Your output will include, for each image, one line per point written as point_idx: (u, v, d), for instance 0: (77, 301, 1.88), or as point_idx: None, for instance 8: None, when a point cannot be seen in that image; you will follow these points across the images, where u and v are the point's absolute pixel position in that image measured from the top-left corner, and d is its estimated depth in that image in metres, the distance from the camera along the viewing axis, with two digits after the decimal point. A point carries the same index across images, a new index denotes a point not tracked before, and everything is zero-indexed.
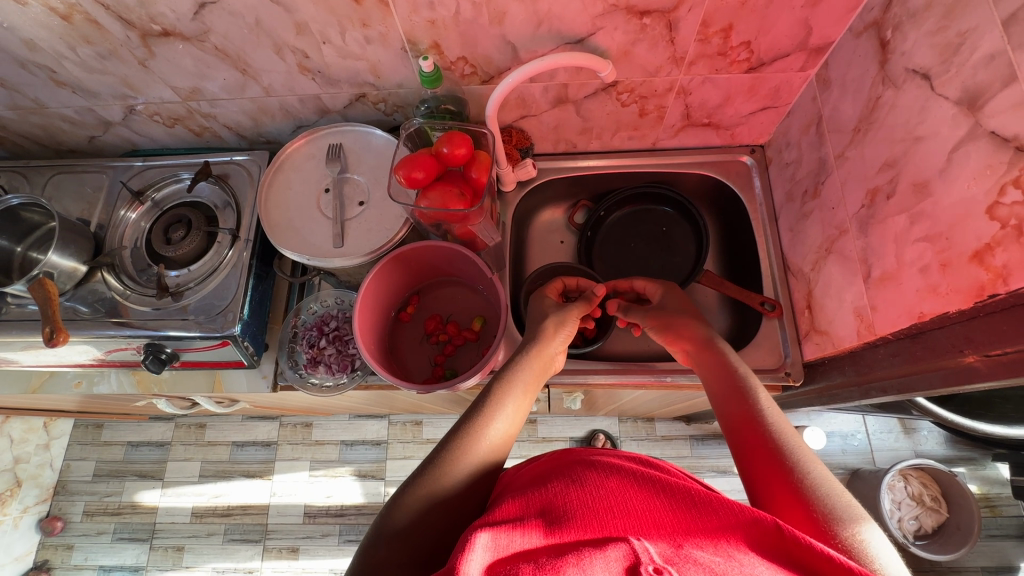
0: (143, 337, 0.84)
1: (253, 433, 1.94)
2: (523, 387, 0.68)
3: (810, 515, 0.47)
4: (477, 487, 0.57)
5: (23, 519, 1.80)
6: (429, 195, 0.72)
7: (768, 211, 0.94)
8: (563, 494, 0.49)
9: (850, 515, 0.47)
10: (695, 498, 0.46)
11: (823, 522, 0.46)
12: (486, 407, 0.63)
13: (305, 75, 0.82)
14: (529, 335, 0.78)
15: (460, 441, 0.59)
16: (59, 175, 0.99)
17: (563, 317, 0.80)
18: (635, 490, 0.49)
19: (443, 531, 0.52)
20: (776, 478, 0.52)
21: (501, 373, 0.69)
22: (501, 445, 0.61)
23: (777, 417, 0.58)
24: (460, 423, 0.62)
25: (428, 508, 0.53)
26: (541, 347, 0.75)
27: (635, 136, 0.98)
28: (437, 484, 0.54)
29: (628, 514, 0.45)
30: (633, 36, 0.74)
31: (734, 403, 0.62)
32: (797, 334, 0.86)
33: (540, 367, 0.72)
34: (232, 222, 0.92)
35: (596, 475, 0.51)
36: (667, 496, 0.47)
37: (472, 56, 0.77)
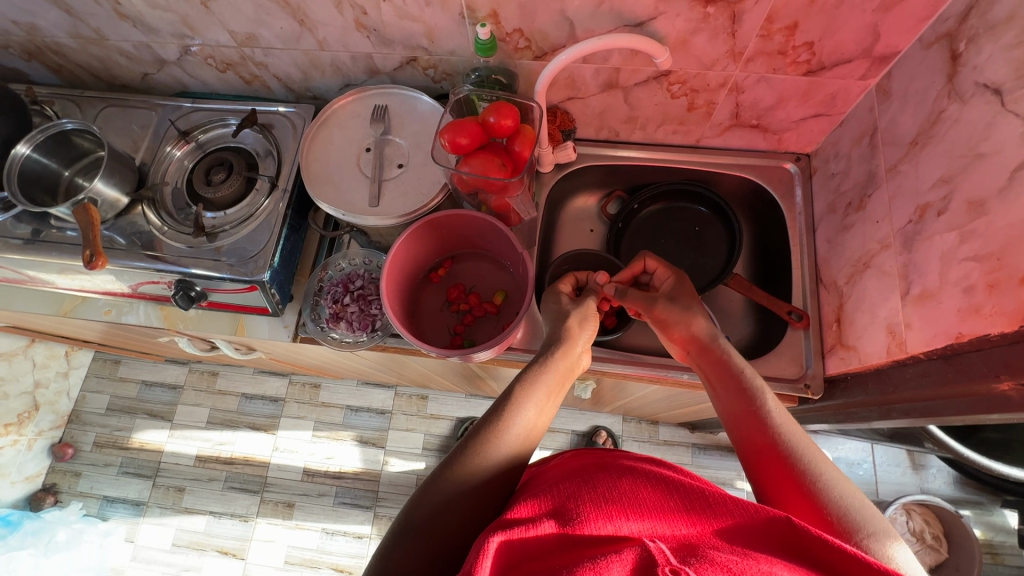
0: (174, 273, 0.86)
1: (262, 387, 1.98)
2: (549, 390, 0.67)
3: (828, 520, 0.48)
4: (497, 485, 0.57)
5: (37, 442, 1.86)
6: (471, 161, 0.73)
7: (807, 221, 0.92)
8: (575, 493, 0.49)
9: (866, 523, 0.48)
10: (710, 498, 0.46)
11: (842, 528, 0.47)
12: (510, 404, 0.62)
13: (360, 32, 0.83)
14: (550, 334, 0.75)
15: (481, 439, 0.59)
16: (111, 109, 1.02)
17: (582, 314, 0.78)
18: (648, 489, 0.48)
19: (467, 525, 0.53)
20: (789, 486, 0.52)
21: (524, 373, 0.68)
22: (523, 442, 0.61)
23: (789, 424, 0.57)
24: (483, 419, 0.61)
25: (449, 505, 0.54)
26: (569, 348, 0.73)
27: (680, 131, 0.97)
28: (461, 483, 0.55)
29: (641, 515, 0.45)
30: (694, 25, 0.72)
31: (738, 417, 0.61)
32: (821, 347, 0.84)
33: (563, 368, 0.70)
34: (272, 171, 0.93)
35: (608, 476, 0.51)
36: (681, 497, 0.47)
37: (529, 29, 0.77)
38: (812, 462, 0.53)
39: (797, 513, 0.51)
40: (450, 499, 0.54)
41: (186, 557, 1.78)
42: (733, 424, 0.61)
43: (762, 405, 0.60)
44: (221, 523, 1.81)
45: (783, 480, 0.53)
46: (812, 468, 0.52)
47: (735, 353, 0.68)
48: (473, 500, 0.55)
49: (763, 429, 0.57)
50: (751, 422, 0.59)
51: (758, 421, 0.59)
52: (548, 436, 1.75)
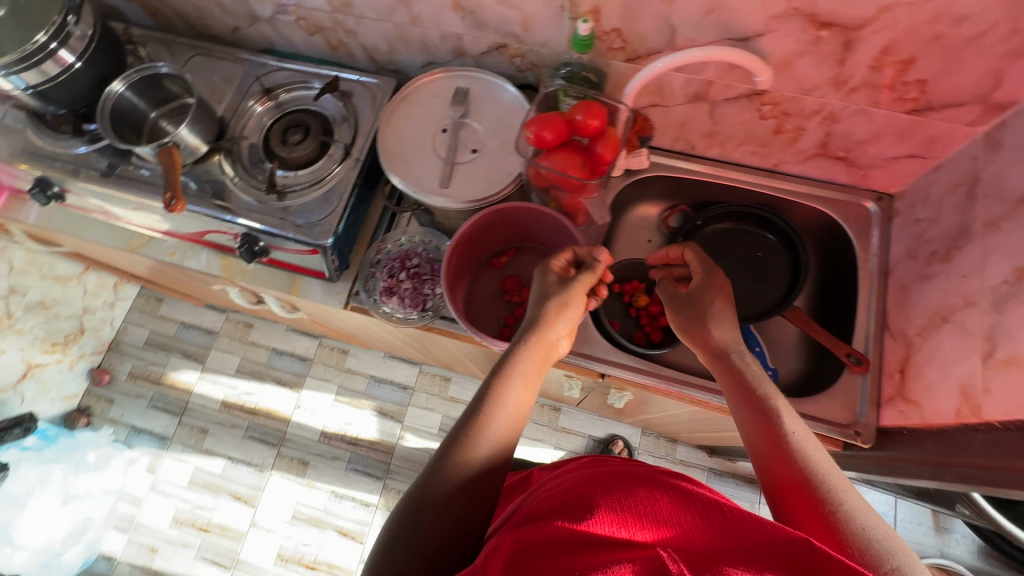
0: (242, 226, 0.89)
1: (293, 344, 2.03)
2: (523, 379, 0.65)
3: (836, 533, 0.48)
4: (478, 489, 0.56)
5: (78, 364, 1.93)
6: (552, 157, 0.73)
7: (880, 263, 0.88)
8: (590, 495, 0.50)
9: (875, 530, 0.47)
10: (729, 515, 0.45)
11: (848, 538, 0.47)
12: (483, 403, 0.61)
13: (456, 12, 0.82)
14: (528, 318, 0.71)
15: (458, 442, 0.58)
16: (199, 57, 1.04)
17: (563, 298, 0.70)
18: (666, 500, 0.48)
19: (465, 519, 0.54)
20: (805, 505, 0.51)
21: (500, 364, 0.66)
22: (503, 437, 0.60)
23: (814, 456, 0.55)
24: (461, 421, 0.60)
25: (439, 509, 0.54)
26: (542, 334, 0.69)
27: (759, 153, 0.94)
28: (439, 491, 0.54)
29: (656, 525, 0.46)
30: (803, 47, 0.70)
31: (752, 436, 0.59)
32: (877, 396, 0.82)
33: (541, 356, 0.68)
34: (347, 139, 0.94)
35: (622, 482, 0.51)
36: (699, 512, 0.46)
37: (627, 30, 0.75)
38: (823, 479, 0.52)
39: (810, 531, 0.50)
40: (435, 502, 0.54)
41: (200, 496, 1.84)
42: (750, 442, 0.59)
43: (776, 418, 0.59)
44: (237, 469, 1.87)
45: (795, 494, 0.53)
46: (821, 481, 0.52)
47: (749, 356, 0.66)
48: (462, 498, 0.54)
49: (772, 452, 0.56)
50: (762, 443, 0.58)
51: (768, 432, 0.58)
52: (564, 437, 1.74)
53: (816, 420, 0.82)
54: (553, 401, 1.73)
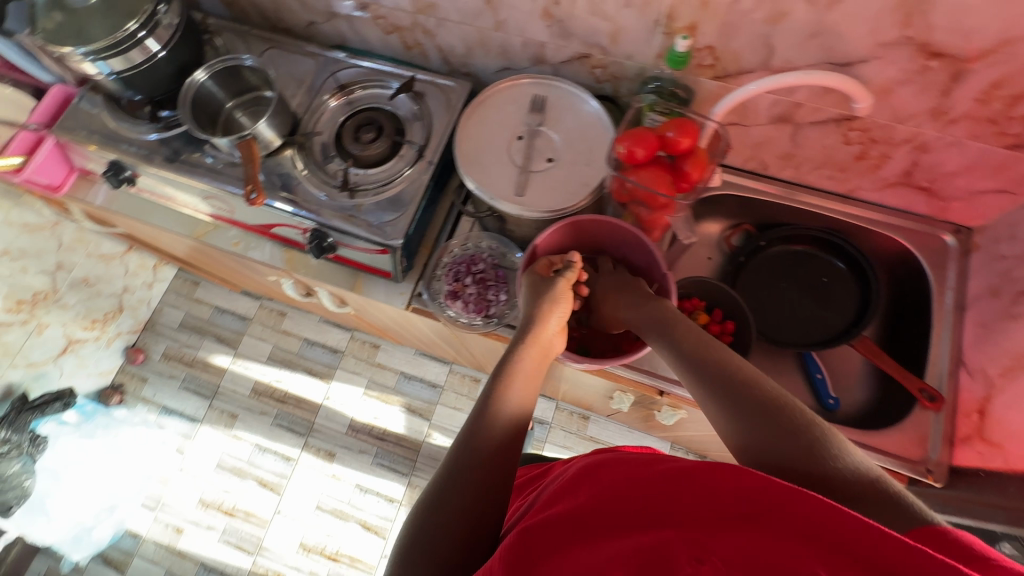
0: (312, 222, 0.89)
1: (325, 335, 1.97)
2: (524, 375, 0.67)
3: (803, 469, 0.49)
4: (490, 480, 0.57)
5: (115, 342, 1.89)
6: (640, 173, 0.72)
7: (956, 299, 0.87)
8: (598, 480, 0.51)
9: (837, 456, 0.49)
10: (722, 481, 0.43)
11: (818, 470, 0.48)
12: (487, 402, 0.64)
13: (544, 21, 0.82)
14: (523, 319, 0.74)
15: (468, 438, 0.60)
16: (272, 50, 1.04)
17: (552, 295, 0.74)
18: (664, 478, 0.46)
19: (481, 515, 0.55)
20: (766, 452, 0.52)
21: (498, 364, 0.69)
22: (511, 429, 0.62)
23: (784, 416, 0.53)
24: (470, 417, 0.63)
25: (453, 506, 0.55)
26: (537, 333, 0.71)
27: (836, 177, 0.92)
28: (453, 485, 0.56)
29: (654, 505, 0.45)
30: (907, 76, 0.68)
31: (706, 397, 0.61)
32: (951, 434, 0.81)
33: (539, 353, 0.71)
34: (419, 140, 0.94)
35: (626, 464, 0.51)
36: (700, 485, 0.44)
37: (721, 49, 0.75)
38: (771, 418, 0.54)
39: (784, 479, 0.51)
40: (449, 502, 0.55)
41: (226, 480, 1.78)
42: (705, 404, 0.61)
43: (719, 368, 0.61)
44: (265, 456, 1.81)
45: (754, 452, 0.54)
46: (773, 419, 0.54)
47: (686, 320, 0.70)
48: (475, 495, 0.56)
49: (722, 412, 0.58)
50: (713, 404, 0.60)
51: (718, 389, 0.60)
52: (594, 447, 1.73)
53: (885, 454, 0.81)
54: (585, 409, 1.71)
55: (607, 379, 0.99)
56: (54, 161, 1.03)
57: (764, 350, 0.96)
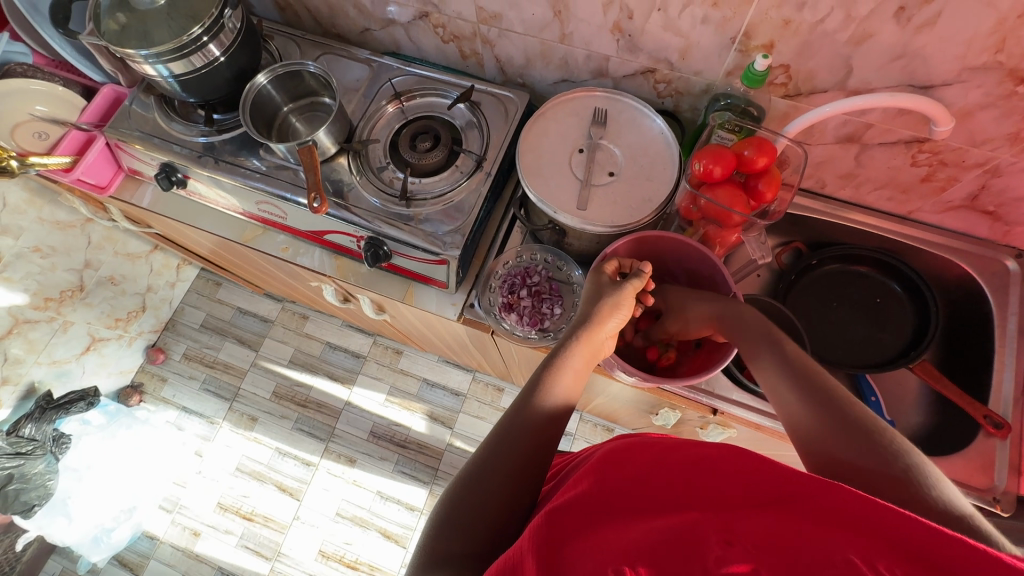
0: (369, 230, 0.88)
1: (348, 340, 1.94)
2: (573, 374, 0.65)
3: (878, 467, 0.50)
4: (526, 474, 0.55)
5: (136, 341, 1.88)
6: (716, 191, 0.72)
7: (1019, 324, 0.86)
8: (616, 460, 0.52)
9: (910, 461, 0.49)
10: (752, 472, 0.46)
11: (892, 468, 0.49)
12: (535, 393, 0.62)
13: (613, 34, 0.81)
14: (579, 315, 0.71)
15: (512, 427, 0.59)
16: (326, 56, 1.04)
17: (615, 299, 0.71)
18: (690, 468, 0.49)
19: (515, 501, 0.54)
20: (832, 443, 0.53)
21: (549, 358, 0.66)
22: (552, 427, 0.60)
23: (865, 420, 0.53)
24: (514, 405, 0.61)
25: (489, 492, 0.53)
26: (594, 333, 0.68)
27: (896, 199, 0.92)
28: (491, 472, 0.55)
29: (682, 489, 0.47)
30: (991, 100, 0.68)
31: (774, 378, 0.62)
32: (1016, 462, 0.80)
33: (589, 354, 0.68)
34: (476, 150, 0.93)
35: (647, 449, 0.53)
36: (726, 474, 0.47)
37: (797, 68, 0.74)
38: (847, 415, 0.54)
39: (841, 471, 0.52)
40: (487, 484, 0.54)
41: (246, 483, 1.75)
42: (775, 393, 0.61)
43: (794, 362, 0.62)
44: (284, 460, 1.78)
45: (822, 438, 0.54)
46: (847, 415, 0.54)
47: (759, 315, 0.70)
48: (514, 483, 0.54)
49: (796, 398, 0.59)
50: (785, 398, 0.60)
51: (790, 383, 0.61)
52: None
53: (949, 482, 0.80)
54: (609, 421, 1.68)
55: (656, 397, 0.97)
56: (102, 161, 1.03)
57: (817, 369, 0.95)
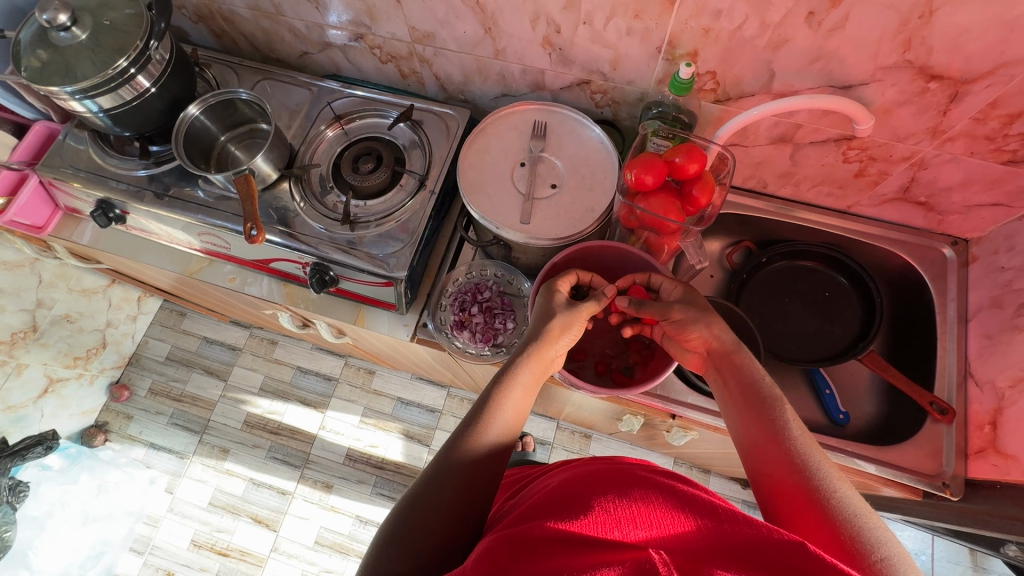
0: (313, 256, 0.87)
1: (319, 363, 1.85)
2: (523, 391, 0.65)
3: (840, 542, 0.48)
4: (470, 495, 0.56)
5: (98, 379, 1.77)
6: (650, 200, 0.72)
7: (958, 310, 0.88)
8: (583, 496, 0.51)
9: (879, 546, 0.47)
10: (696, 504, 0.48)
11: (854, 550, 0.47)
12: (484, 413, 0.62)
13: (544, 48, 0.82)
14: (530, 332, 0.70)
15: (458, 448, 0.59)
16: (266, 82, 1.03)
17: (567, 317, 0.70)
18: (660, 501, 0.49)
19: (459, 523, 0.55)
20: (800, 507, 0.52)
21: (500, 374, 0.66)
22: (499, 447, 0.61)
23: (806, 446, 0.56)
24: (462, 424, 0.61)
25: (432, 517, 0.54)
26: (544, 347, 0.68)
27: (834, 194, 0.94)
28: (436, 495, 0.55)
29: (650, 525, 0.46)
30: (907, 97, 0.70)
31: (750, 431, 0.60)
32: (964, 447, 0.81)
33: (539, 370, 0.68)
34: (419, 168, 0.93)
35: (620, 486, 0.52)
36: (694, 512, 0.48)
37: (723, 74, 0.75)
38: (819, 484, 0.52)
39: (777, 491, 0.54)
40: (433, 501, 0.55)
41: (219, 518, 1.66)
42: (744, 438, 0.60)
43: (778, 418, 0.58)
44: (259, 491, 1.68)
45: (788, 495, 0.53)
46: (819, 486, 0.52)
47: (754, 362, 0.65)
48: (461, 500, 0.55)
49: (770, 450, 0.56)
50: (735, 415, 0.62)
51: (768, 438, 0.57)
52: None
53: (901, 469, 0.81)
54: (585, 428, 1.67)
55: (615, 403, 0.97)
56: (37, 201, 1.00)
57: (772, 366, 0.96)
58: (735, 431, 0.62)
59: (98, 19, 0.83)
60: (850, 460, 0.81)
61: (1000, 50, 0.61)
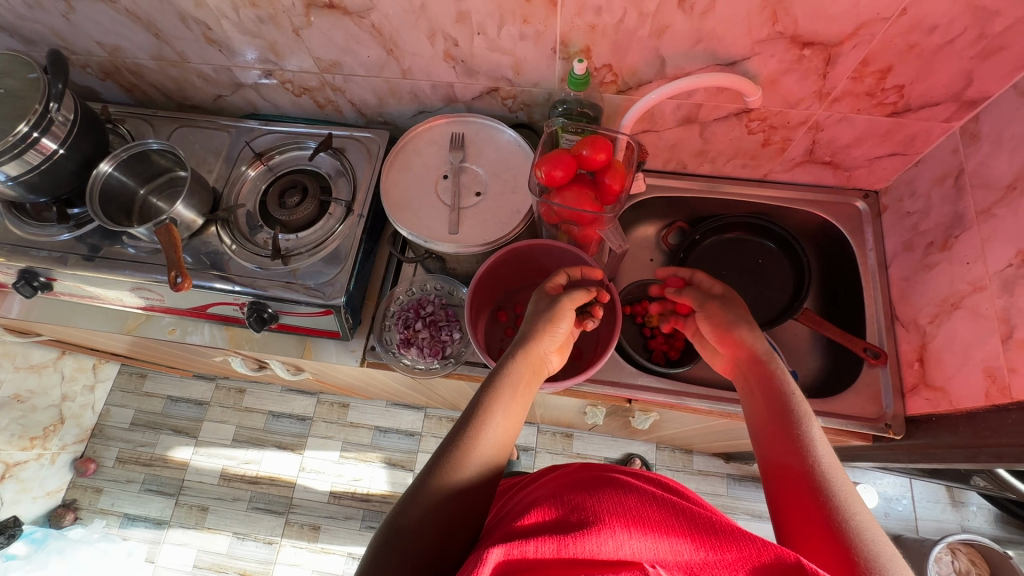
0: (248, 295, 0.85)
1: (290, 405, 1.81)
2: (514, 393, 0.65)
3: (848, 565, 0.45)
4: (469, 493, 0.56)
5: (60, 457, 1.69)
6: (564, 194, 0.74)
7: (878, 258, 0.92)
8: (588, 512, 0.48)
9: (889, 574, 0.44)
10: (691, 510, 0.48)
11: (861, 573, 0.44)
12: (479, 414, 0.61)
13: (447, 63, 0.84)
14: (520, 333, 0.71)
15: (454, 448, 0.58)
16: (183, 130, 1.03)
17: (552, 317, 0.70)
18: (655, 510, 0.48)
19: (451, 526, 0.54)
20: (811, 520, 0.50)
21: (490, 379, 0.66)
22: (497, 449, 0.61)
23: (833, 470, 0.53)
24: (458, 424, 0.61)
25: (425, 516, 0.54)
26: (531, 347, 0.69)
27: (749, 165, 0.97)
28: (434, 492, 0.55)
29: (647, 530, 0.45)
30: (787, 65, 0.74)
31: (770, 435, 0.59)
32: (900, 386, 0.85)
33: (531, 371, 0.68)
34: (346, 194, 0.93)
35: (619, 494, 0.50)
36: (687, 523, 0.46)
37: (619, 65, 0.79)
38: (839, 503, 0.50)
39: (799, 502, 0.52)
40: (425, 502, 0.54)
41: None
42: (764, 443, 0.59)
43: (802, 432, 0.57)
44: (245, 544, 1.63)
45: (802, 506, 0.51)
46: (841, 505, 0.49)
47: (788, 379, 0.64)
48: (452, 505, 0.55)
49: (791, 459, 0.55)
50: (762, 423, 0.61)
51: (788, 442, 0.56)
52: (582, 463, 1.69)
53: (847, 418, 0.83)
54: (565, 427, 1.67)
55: (575, 397, 0.98)
56: None
57: None
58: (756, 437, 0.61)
59: None
60: None
61: (858, 11, 0.65)
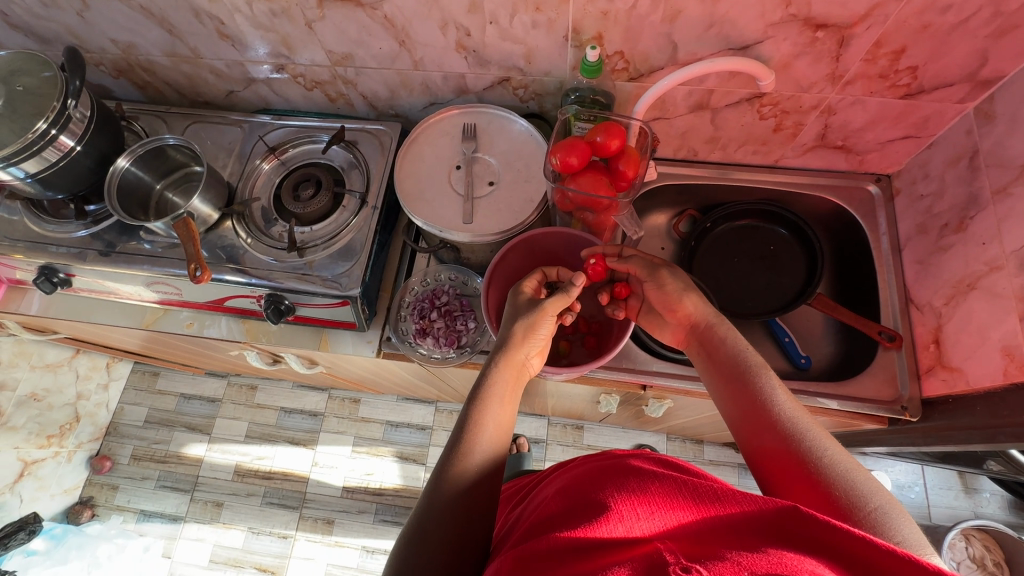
0: (266, 287, 0.86)
1: (302, 401, 1.83)
2: (500, 401, 0.64)
3: (836, 504, 0.48)
4: (471, 519, 0.55)
5: (77, 454, 1.70)
6: (579, 180, 0.75)
7: (891, 242, 0.93)
8: (586, 500, 0.48)
9: (871, 495, 0.47)
10: (693, 484, 0.48)
11: (849, 506, 0.47)
12: (466, 430, 0.60)
13: (459, 53, 0.85)
14: (500, 338, 0.70)
15: (447, 474, 0.57)
16: (196, 126, 1.04)
17: (531, 320, 0.70)
18: (657, 486, 0.48)
19: (460, 551, 0.53)
20: (793, 473, 0.52)
21: (473, 390, 0.65)
22: (491, 460, 0.60)
23: (794, 416, 0.56)
24: (449, 446, 0.60)
25: (432, 551, 0.52)
26: (512, 353, 0.68)
27: (760, 151, 0.98)
28: (437, 529, 0.53)
29: (652, 510, 0.45)
30: (800, 48, 0.74)
31: (737, 403, 0.60)
32: (915, 369, 0.85)
33: (513, 375, 0.67)
34: (359, 186, 0.94)
35: (615, 477, 0.51)
36: (690, 496, 0.47)
37: (630, 52, 0.79)
38: (811, 447, 0.52)
39: (777, 460, 0.54)
40: (430, 535, 0.53)
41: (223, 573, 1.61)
42: (733, 410, 0.61)
43: (761, 390, 0.59)
44: (259, 539, 1.64)
45: (782, 463, 0.53)
46: (811, 447, 0.52)
47: (734, 333, 0.67)
48: (457, 531, 0.54)
49: (759, 421, 0.57)
50: (725, 391, 0.63)
51: (755, 406, 0.58)
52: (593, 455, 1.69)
53: (862, 401, 0.83)
54: (575, 419, 1.68)
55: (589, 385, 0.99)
56: None
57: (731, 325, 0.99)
58: (725, 406, 0.63)
59: (11, 86, 0.83)
60: (814, 400, 0.83)
61: None
